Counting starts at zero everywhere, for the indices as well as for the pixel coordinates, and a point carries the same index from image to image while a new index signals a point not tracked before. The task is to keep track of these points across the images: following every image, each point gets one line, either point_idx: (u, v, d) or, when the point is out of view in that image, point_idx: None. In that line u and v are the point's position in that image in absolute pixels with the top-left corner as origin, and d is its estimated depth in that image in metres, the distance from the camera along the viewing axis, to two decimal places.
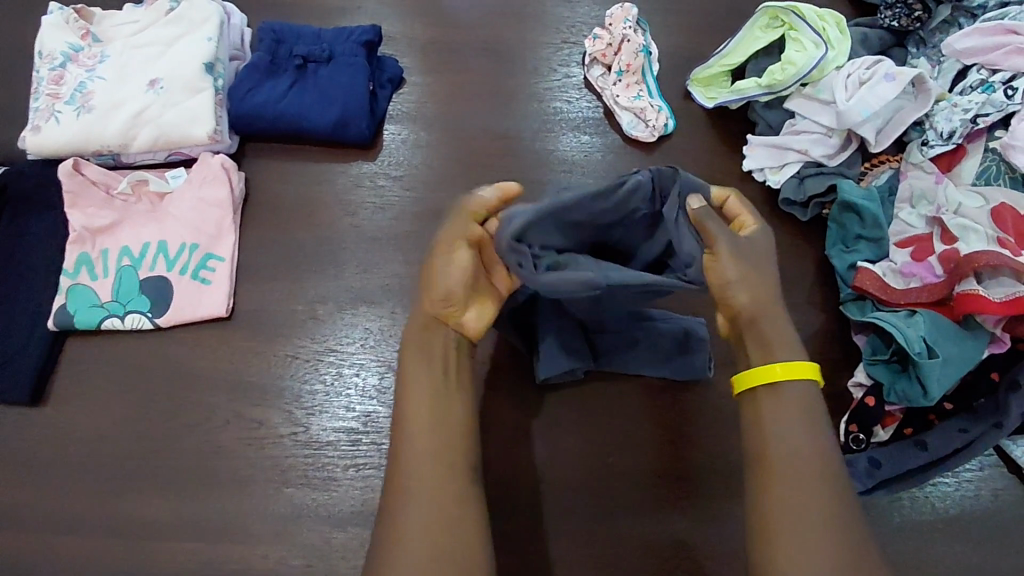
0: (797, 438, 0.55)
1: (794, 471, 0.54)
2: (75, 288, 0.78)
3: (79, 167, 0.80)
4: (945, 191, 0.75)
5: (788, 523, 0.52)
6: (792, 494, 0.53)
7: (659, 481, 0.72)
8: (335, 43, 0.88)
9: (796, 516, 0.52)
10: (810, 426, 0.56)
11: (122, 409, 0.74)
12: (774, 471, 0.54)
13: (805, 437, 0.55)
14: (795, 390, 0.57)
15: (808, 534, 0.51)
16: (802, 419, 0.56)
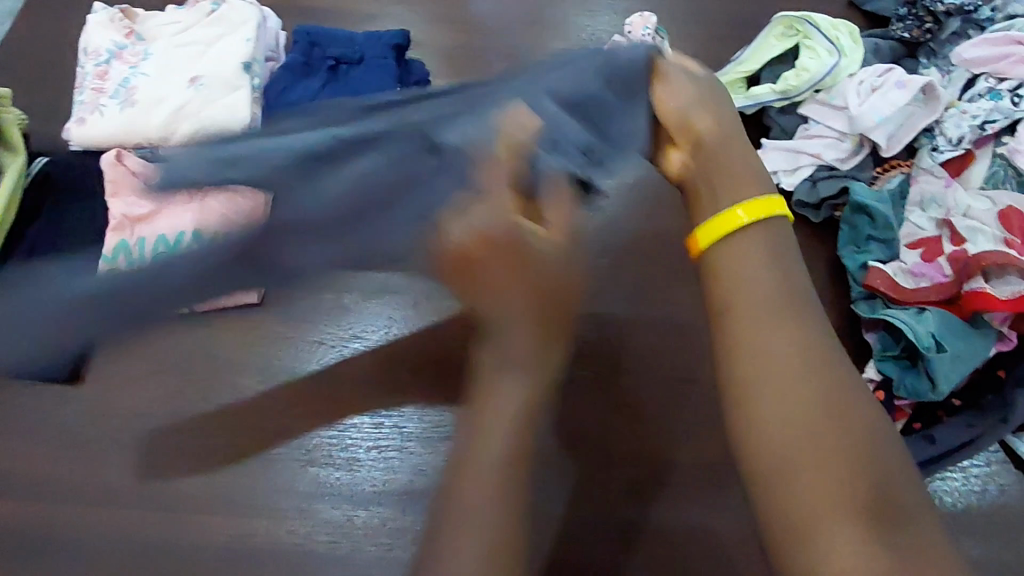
0: (752, 297, 0.54)
1: (777, 391, 0.50)
2: (112, 272, 0.81)
3: (121, 157, 0.85)
4: (955, 195, 0.77)
5: (770, 399, 0.50)
6: (784, 394, 0.49)
7: (654, 464, 0.73)
8: (366, 46, 0.92)
9: (791, 435, 0.48)
10: (755, 272, 0.56)
11: (158, 388, 0.78)
12: (765, 368, 0.51)
13: (757, 288, 0.55)
14: (751, 241, 0.57)
15: (795, 419, 0.48)
16: (777, 314, 0.53)
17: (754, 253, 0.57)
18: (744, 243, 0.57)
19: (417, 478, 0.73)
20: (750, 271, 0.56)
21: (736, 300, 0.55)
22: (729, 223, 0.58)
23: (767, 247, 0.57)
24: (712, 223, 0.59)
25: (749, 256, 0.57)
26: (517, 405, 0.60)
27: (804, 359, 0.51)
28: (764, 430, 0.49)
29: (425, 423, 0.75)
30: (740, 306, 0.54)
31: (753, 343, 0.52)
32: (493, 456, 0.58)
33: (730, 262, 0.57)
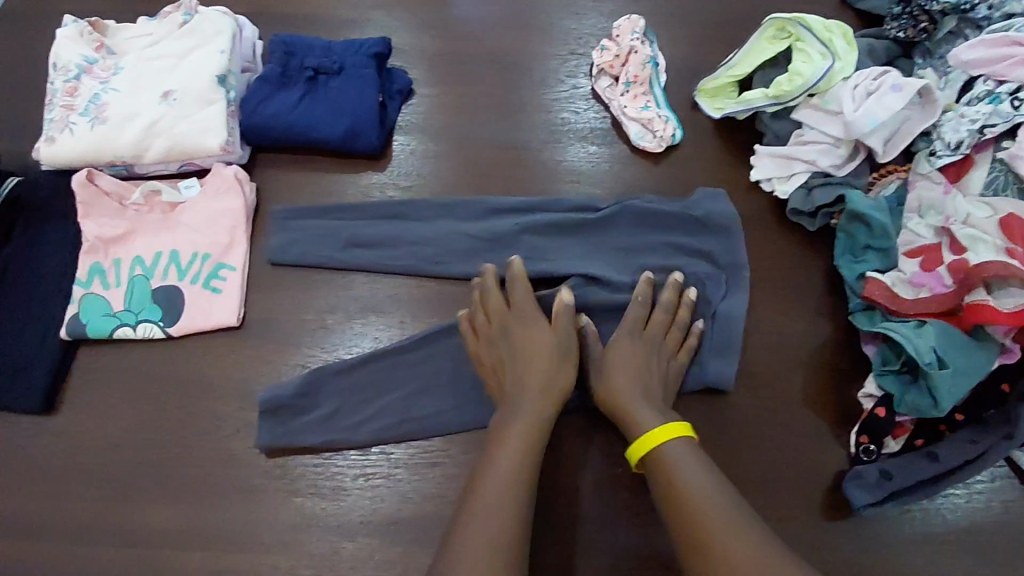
0: (688, 473, 0.61)
1: (702, 518, 0.57)
2: (87, 297, 0.78)
3: (92, 176, 0.81)
4: (954, 202, 0.75)
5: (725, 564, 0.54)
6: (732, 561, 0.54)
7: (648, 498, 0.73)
8: (345, 55, 0.89)
9: (734, 548, 0.54)
10: (693, 465, 0.62)
11: (134, 417, 0.75)
12: (709, 540, 0.56)
13: (698, 476, 0.61)
14: (669, 450, 0.64)
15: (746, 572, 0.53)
16: (687, 476, 0.61)
17: (670, 456, 0.64)
18: (670, 452, 0.64)
19: (405, 506, 0.71)
20: (666, 462, 0.63)
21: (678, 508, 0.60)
22: (659, 436, 0.65)
23: (681, 449, 0.64)
24: (644, 437, 0.66)
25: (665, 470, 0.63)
26: (523, 456, 0.63)
27: (712, 489, 0.60)
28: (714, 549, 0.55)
29: (413, 448, 0.73)
30: (670, 485, 0.61)
31: (695, 514, 0.58)
32: (505, 496, 0.59)
33: (662, 456, 0.64)
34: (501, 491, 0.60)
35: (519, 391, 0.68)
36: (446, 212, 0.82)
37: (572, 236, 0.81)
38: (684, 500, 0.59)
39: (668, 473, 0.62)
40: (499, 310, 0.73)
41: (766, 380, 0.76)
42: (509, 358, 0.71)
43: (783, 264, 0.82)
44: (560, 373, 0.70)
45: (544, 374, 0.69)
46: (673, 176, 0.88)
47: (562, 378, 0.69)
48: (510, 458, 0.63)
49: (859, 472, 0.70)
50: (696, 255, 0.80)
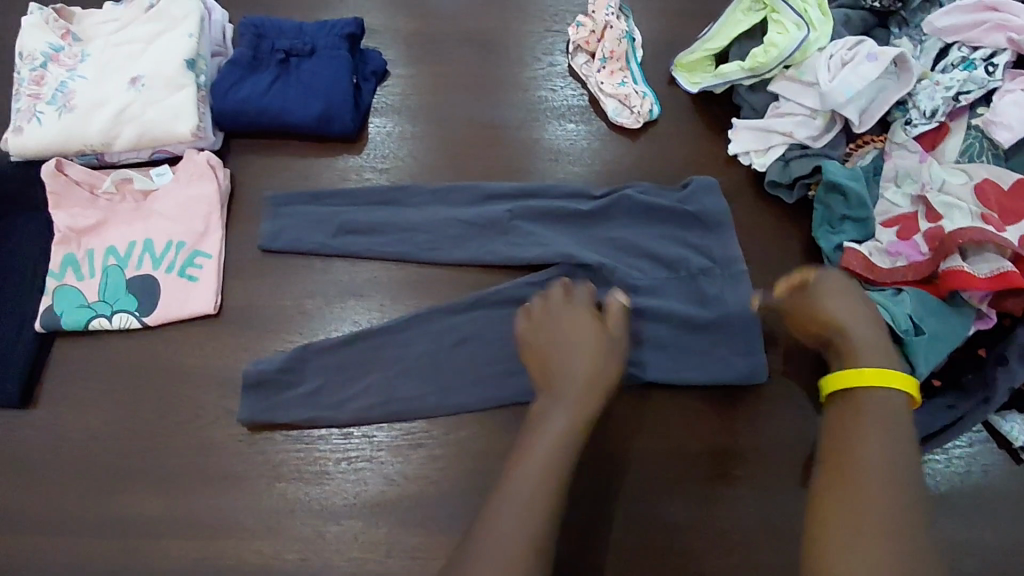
0: (866, 417, 0.57)
1: (868, 498, 0.53)
2: (61, 288, 0.77)
3: (62, 166, 0.79)
4: (930, 169, 0.75)
5: (858, 508, 0.53)
6: (862, 509, 0.52)
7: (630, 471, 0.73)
8: (317, 36, 0.88)
9: (877, 502, 0.53)
10: (884, 420, 0.57)
11: (115, 409, 0.74)
12: (853, 478, 0.54)
13: (878, 425, 0.57)
14: (880, 396, 0.58)
15: (880, 519, 0.52)
16: (880, 432, 0.56)
17: (877, 406, 0.58)
18: (874, 396, 0.59)
19: (388, 488, 0.71)
20: (874, 406, 0.58)
21: (842, 447, 0.56)
22: (881, 377, 0.59)
23: (891, 400, 0.58)
24: (847, 372, 0.61)
25: (857, 406, 0.59)
26: (560, 442, 0.62)
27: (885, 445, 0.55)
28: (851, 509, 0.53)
29: (397, 430, 0.73)
30: (864, 426, 0.57)
31: (853, 458, 0.55)
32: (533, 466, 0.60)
33: (854, 397, 0.59)
34: (539, 476, 0.59)
35: (558, 377, 0.66)
36: (436, 198, 0.82)
37: (552, 215, 0.81)
38: (845, 445, 0.56)
39: (851, 407, 0.59)
40: (543, 313, 0.72)
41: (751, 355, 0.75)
42: (552, 348, 0.68)
43: (762, 238, 0.83)
44: (603, 360, 0.68)
45: (585, 372, 0.66)
46: (652, 152, 0.88)
47: (603, 365, 0.67)
48: (547, 442, 0.62)
49: None
50: (689, 247, 0.79)
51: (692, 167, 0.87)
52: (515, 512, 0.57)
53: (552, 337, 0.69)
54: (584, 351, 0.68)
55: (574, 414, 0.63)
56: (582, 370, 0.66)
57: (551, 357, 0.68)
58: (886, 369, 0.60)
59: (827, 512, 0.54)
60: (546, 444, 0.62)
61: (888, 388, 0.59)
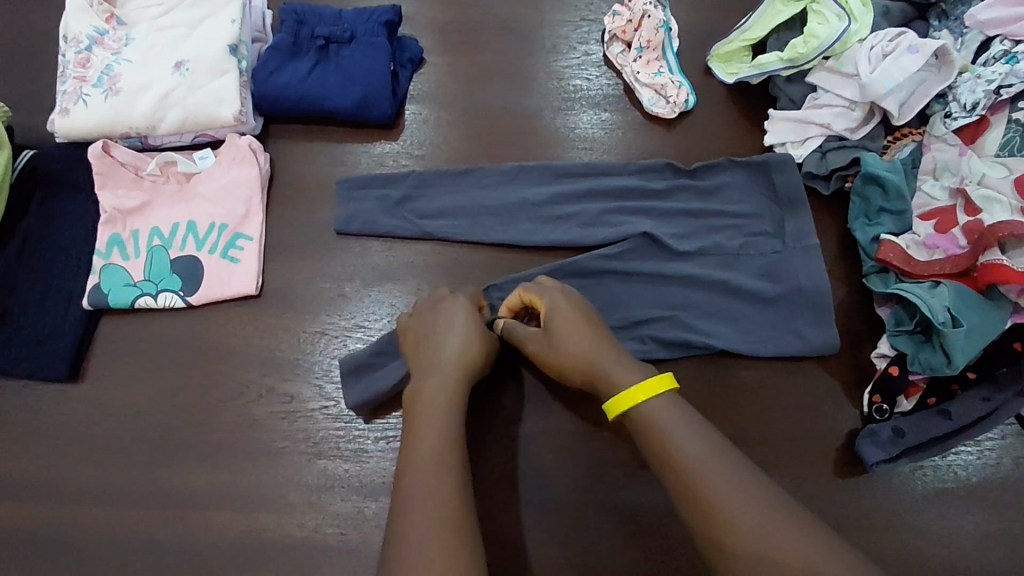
0: (669, 420, 0.59)
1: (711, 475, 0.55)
2: (107, 267, 0.79)
3: (108, 148, 0.81)
4: (969, 163, 0.76)
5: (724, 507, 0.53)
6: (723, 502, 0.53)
7: None
8: (356, 23, 0.89)
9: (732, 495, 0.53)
10: (680, 424, 0.58)
11: (158, 386, 0.76)
12: (691, 483, 0.55)
13: (691, 427, 0.58)
14: (658, 405, 0.60)
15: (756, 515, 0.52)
16: (683, 429, 0.58)
17: (662, 410, 0.60)
18: (653, 406, 0.60)
19: None
20: (657, 412, 0.60)
21: (670, 450, 0.57)
22: (640, 392, 0.61)
23: (667, 402, 0.60)
24: (619, 397, 0.62)
25: (649, 415, 0.60)
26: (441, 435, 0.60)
27: (710, 447, 0.56)
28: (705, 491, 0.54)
29: None
30: (661, 430, 0.58)
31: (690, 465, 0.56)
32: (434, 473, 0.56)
33: (640, 416, 0.60)
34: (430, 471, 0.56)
35: (429, 367, 0.65)
36: (467, 181, 0.84)
37: (588, 205, 0.82)
38: (668, 457, 0.57)
39: (644, 423, 0.60)
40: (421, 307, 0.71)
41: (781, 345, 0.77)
42: (433, 337, 0.68)
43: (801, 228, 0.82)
44: (479, 346, 0.68)
45: (461, 348, 0.67)
46: (686, 143, 0.88)
47: (477, 352, 0.67)
48: (430, 435, 0.59)
49: (872, 430, 0.72)
50: (739, 227, 0.80)
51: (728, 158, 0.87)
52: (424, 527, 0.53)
53: (429, 327, 0.69)
54: (460, 336, 0.68)
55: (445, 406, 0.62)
56: (464, 350, 0.67)
57: (432, 344, 0.67)
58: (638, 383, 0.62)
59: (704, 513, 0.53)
60: (428, 437, 0.59)
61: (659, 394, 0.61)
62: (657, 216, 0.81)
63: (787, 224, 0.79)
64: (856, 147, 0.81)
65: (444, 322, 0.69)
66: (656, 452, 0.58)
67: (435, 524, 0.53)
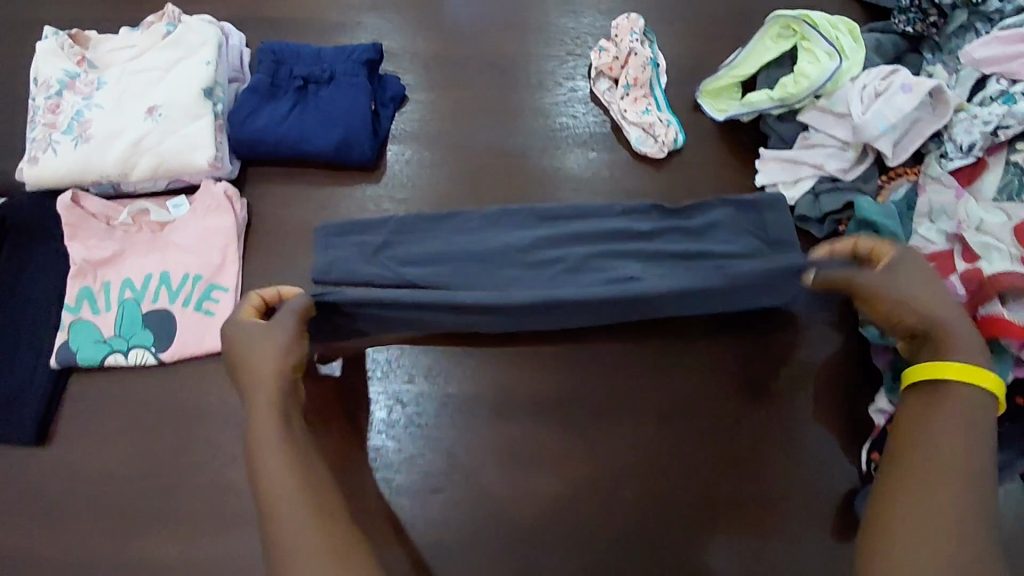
0: (966, 414, 0.54)
1: (938, 487, 0.51)
2: (77, 323, 0.76)
3: (77, 199, 0.78)
4: (966, 207, 0.73)
5: (930, 507, 0.50)
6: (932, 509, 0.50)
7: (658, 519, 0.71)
8: (335, 63, 0.86)
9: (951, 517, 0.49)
10: (973, 441, 0.53)
11: (130, 447, 0.73)
12: (923, 477, 0.52)
13: (979, 453, 0.52)
14: (966, 399, 0.54)
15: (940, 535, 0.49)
16: (970, 440, 0.53)
17: (959, 406, 0.54)
18: (965, 398, 0.54)
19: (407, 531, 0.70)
20: (958, 405, 0.54)
21: (933, 437, 0.53)
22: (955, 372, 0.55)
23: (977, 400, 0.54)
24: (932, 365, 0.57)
25: (943, 399, 0.55)
26: (286, 455, 0.56)
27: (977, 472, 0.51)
28: (934, 490, 0.51)
29: (415, 473, 0.72)
30: (943, 418, 0.54)
31: (938, 468, 0.52)
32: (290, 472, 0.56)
33: (935, 392, 0.56)
34: (293, 498, 0.54)
35: (249, 391, 0.60)
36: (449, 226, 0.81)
37: (574, 251, 0.80)
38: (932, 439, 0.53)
39: (931, 400, 0.56)
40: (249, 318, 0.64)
41: (775, 397, 0.74)
42: (233, 360, 0.62)
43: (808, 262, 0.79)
44: (275, 347, 0.61)
45: (262, 358, 0.60)
46: (676, 182, 0.86)
47: (274, 354, 0.61)
48: (274, 463, 0.56)
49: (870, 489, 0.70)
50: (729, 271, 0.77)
51: None
52: (293, 524, 0.53)
53: (228, 349, 0.62)
54: (255, 343, 0.61)
55: (276, 408, 0.58)
56: (269, 355, 0.61)
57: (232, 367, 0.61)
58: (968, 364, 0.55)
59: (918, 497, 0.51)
60: (278, 467, 0.56)
61: (980, 389, 0.55)
62: (645, 261, 0.79)
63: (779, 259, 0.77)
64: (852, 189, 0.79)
65: (234, 341, 0.62)
66: (913, 426, 0.55)
67: (310, 564, 0.51)
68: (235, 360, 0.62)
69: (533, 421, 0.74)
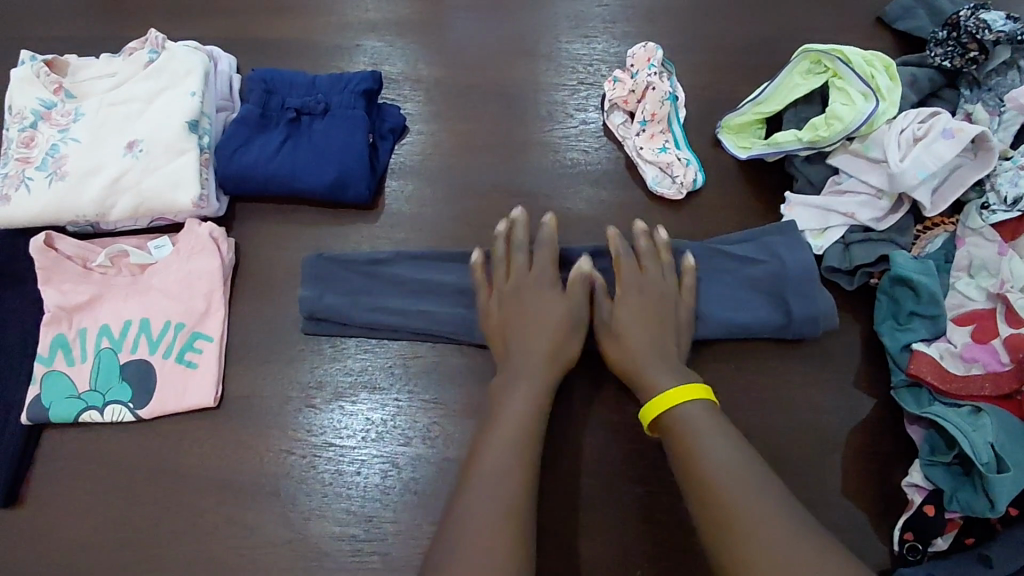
0: (690, 422, 0.61)
1: (733, 497, 0.54)
2: (50, 375, 0.71)
3: (52, 240, 0.73)
4: (1010, 265, 0.67)
5: (738, 514, 0.53)
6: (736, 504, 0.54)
7: None
8: (331, 93, 0.81)
9: (733, 498, 0.54)
10: (712, 433, 0.60)
11: (103, 513, 0.68)
12: (706, 488, 0.56)
13: (716, 459, 0.57)
14: (688, 412, 0.62)
15: (763, 532, 0.52)
16: (710, 433, 0.60)
17: (690, 424, 0.61)
18: (685, 413, 0.62)
19: None
20: (687, 415, 0.62)
21: (694, 454, 0.59)
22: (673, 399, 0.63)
23: (704, 411, 0.62)
24: (659, 398, 0.64)
25: (680, 422, 0.62)
26: (528, 420, 0.65)
27: (733, 465, 0.57)
28: (724, 491, 0.55)
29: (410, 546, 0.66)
30: (688, 435, 0.60)
31: (702, 469, 0.57)
32: (507, 468, 0.61)
33: (672, 421, 0.63)
34: (499, 480, 0.60)
35: (521, 340, 0.69)
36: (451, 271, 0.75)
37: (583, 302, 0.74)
38: (684, 451, 0.60)
39: (678, 433, 0.61)
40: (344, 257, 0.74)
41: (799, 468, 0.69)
42: (515, 308, 0.71)
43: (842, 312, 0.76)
44: (571, 315, 0.70)
45: (567, 322, 0.70)
46: (693, 227, 0.80)
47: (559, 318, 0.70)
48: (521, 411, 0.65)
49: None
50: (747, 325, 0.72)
51: None
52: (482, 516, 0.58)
53: (516, 289, 0.72)
54: (564, 308, 0.71)
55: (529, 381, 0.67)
56: (558, 320, 0.70)
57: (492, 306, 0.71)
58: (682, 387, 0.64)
59: (704, 496, 0.56)
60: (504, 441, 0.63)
61: (693, 406, 0.63)
62: None
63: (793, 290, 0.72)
64: (885, 241, 0.73)
65: (513, 283, 0.72)
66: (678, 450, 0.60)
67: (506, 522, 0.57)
68: (525, 300, 0.71)
69: (538, 489, 0.69)
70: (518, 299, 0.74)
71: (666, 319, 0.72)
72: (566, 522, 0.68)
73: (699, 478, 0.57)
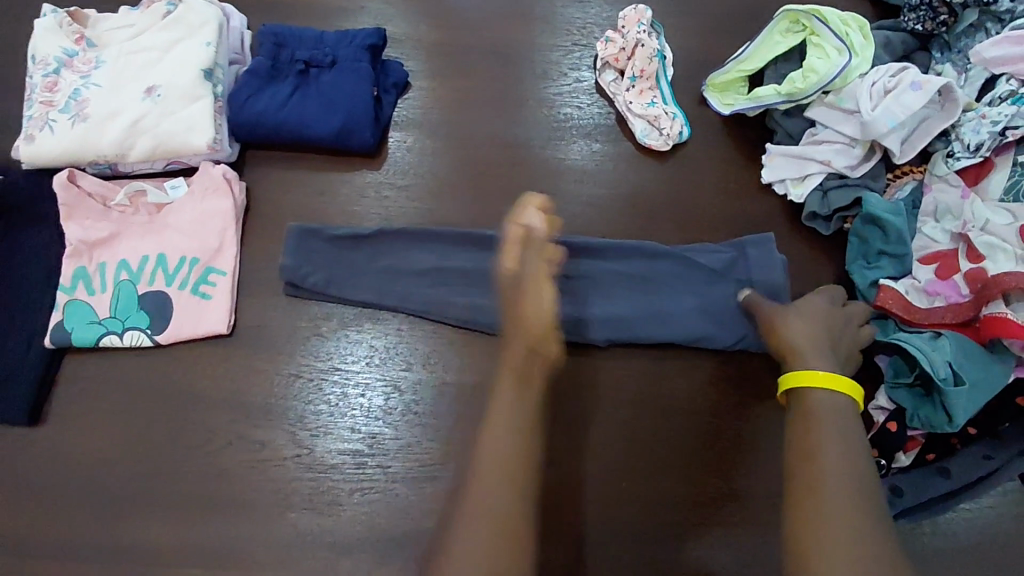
0: (831, 418, 0.58)
1: (838, 498, 0.53)
2: (72, 303, 0.75)
3: (74, 177, 0.77)
4: (971, 207, 0.72)
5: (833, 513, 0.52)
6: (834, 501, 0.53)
7: (655, 510, 0.72)
8: (338, 47, 0.85)
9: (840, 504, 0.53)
10: (838, 431, 0.57)
11: (122, 431, 0.72)
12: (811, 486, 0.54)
13: (845, 448, 0.56)
14: (828, 400, 0.60)
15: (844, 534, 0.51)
16: (843, 432, 0.57)
17: (826, 409, 0.59)
18: (827, 401, 0.60)
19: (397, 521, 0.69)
20: (822, 404, 0.59)
21: (819, 443, 0.57)
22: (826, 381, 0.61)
23: (843, 405, 0.60)
24: (803, 373, 0.62)
25: (810, 407, 0.60)
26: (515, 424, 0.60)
27: (857, 459, 0.56)
28: (823, 492, 0.54)
29: (409, 460, 0.71)
30: (819, 424, 0.58)
31: (828, 468, 0.55)
32: (507, 462, 0.58)
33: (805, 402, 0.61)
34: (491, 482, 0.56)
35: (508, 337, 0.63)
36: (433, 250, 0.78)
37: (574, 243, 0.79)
38: (810, 438, 0.58)
39: (804, 413, 0.60)
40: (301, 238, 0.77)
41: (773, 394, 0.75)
42: (522, 291, 0.63)
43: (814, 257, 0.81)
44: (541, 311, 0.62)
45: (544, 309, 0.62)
46: (679, 176, 0.85)
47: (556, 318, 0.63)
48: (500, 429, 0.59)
49: None
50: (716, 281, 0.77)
51: (722, 194, 0.84)
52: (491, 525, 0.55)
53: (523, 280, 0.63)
54: (538, 299, 0.62)
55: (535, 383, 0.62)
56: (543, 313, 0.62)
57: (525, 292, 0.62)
58: (833, 372, 0.61)
59: (809, 493, 0.54)
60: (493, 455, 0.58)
61: (832, 394, 0.60)
62: (648, 257, 0.79)
63: (752, 276, 0.77)
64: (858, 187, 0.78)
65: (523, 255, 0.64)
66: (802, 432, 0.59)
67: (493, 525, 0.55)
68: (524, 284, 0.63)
69: None
70: (488, 281, 0.76)
71: (633, 275, 0.78)
72: (556, 442, 0.73)
73: (802, 463, 0.56)
